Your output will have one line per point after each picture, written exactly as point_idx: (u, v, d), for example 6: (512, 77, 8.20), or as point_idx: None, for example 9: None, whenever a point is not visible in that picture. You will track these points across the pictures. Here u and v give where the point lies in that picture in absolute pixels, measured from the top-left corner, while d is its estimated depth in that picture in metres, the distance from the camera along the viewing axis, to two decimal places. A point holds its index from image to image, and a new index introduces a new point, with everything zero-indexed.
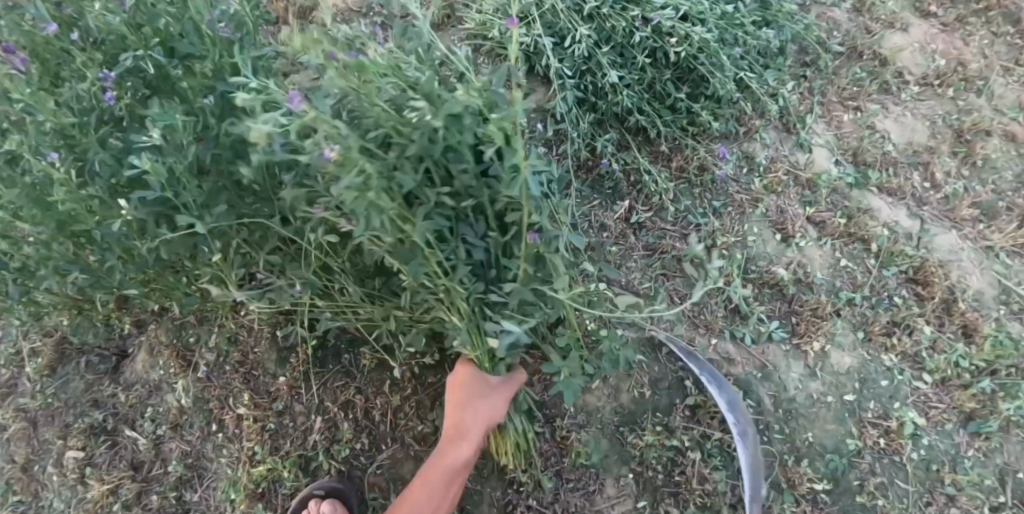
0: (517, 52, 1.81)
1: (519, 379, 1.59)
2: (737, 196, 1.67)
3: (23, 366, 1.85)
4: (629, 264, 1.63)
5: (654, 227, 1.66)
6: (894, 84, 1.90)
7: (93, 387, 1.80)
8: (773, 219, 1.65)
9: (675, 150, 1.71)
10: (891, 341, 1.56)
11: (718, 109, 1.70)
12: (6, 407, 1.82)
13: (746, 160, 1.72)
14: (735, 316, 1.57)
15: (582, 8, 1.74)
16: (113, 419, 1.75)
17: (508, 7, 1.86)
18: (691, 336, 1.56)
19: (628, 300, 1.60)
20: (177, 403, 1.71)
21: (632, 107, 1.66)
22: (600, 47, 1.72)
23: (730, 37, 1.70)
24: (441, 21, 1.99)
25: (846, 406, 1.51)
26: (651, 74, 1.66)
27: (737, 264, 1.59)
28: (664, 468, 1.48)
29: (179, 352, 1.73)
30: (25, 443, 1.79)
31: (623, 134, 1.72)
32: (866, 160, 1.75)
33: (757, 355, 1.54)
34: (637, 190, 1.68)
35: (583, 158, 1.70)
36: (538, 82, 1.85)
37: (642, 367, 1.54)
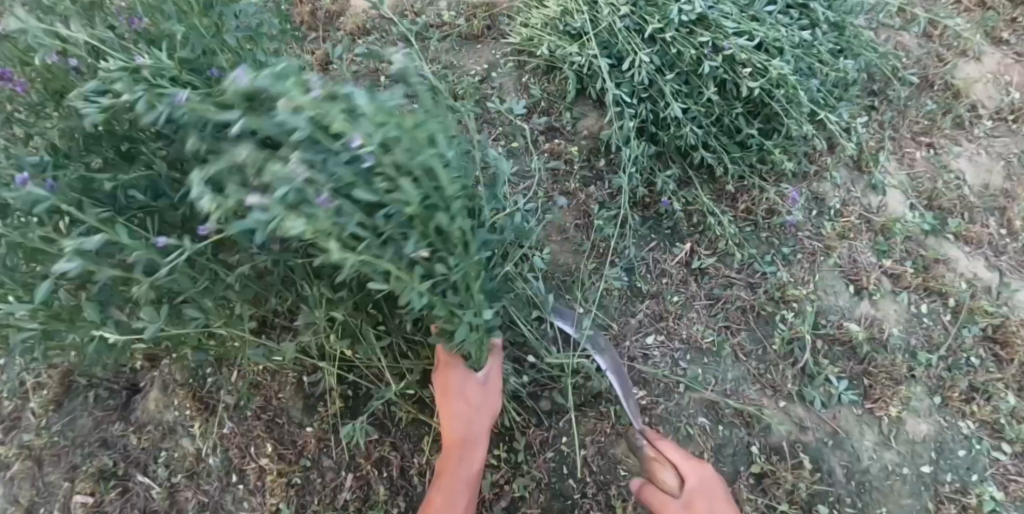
0: (568, 73, 1.67)
1: (571, 440, 1.43)
2: (808, 243, 1.55)
3: (26, 399, 1.71)
4: (690, 314, 1.50)
5: (718, 274, 1.53)
6: (968, 118, 1.76)
7: (102, 425, 1.67)
8: (845, 269, 1.53)
9: (741, 190, 1.59)
10: (970, 408, 1.45)
11: (790, 147, 1.57)
12: (8, 444, 1.68)
13: (815, 202, 1.60)
14: (804, 377, 1.45)
15: (644, 29, 1.61)
16: (124, 462, 1.62)
17: (559, 22, 1.72)
18: (759, 399, 1.44)
19: (689, 356, 1.47)
20: (194, 450, 1.58)
21: (696, 142, 1.54)
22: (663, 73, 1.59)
23: (804, 66, 1.57)
24: (480, 32, 1.84)
25: (923, 479, 1.40)
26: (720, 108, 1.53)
27: (809, 320, 1.47)
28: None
29: (195, 393, 1.60)
30: (28, 483, 1.65)
31: (685, 169, 1.59)
32: (942, 205, 1.63)
33: (828, 420, 1.43)
34: (699, 232, 1.56)
35: (640, 194, 1.57)
36: (590, 106, 1.71)
37: (706, 432, 1.41)
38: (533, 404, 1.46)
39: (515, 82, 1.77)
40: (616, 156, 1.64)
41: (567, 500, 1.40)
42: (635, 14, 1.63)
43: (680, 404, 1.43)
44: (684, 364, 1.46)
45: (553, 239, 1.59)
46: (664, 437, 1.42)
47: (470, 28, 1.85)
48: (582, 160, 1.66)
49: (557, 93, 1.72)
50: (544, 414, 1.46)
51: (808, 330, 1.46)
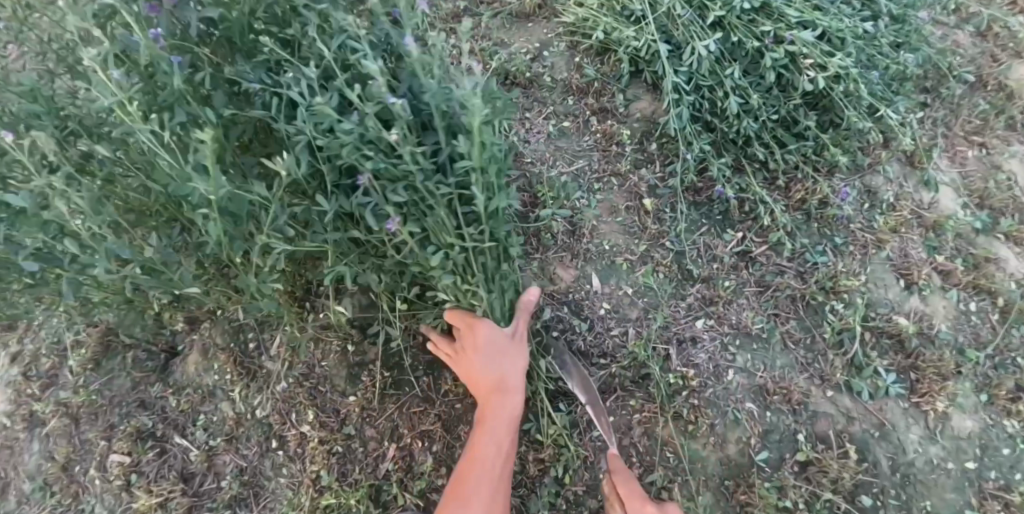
0: (622, 56, 1.66)
1: (617, 420, 1.43)
2: (859, 235, 1.54)
3: (64, 356, 1.71)
4: (740, 301, 1.50)
5: (768, 262, 1.53)
6: (1021, 121, 1.75)
7: (140, 386, 1.66)
8: (896, 263, 1.53)
9: (794, 181, 1.57)
10: (1016, 407, 1.45)
11: (845, 141, 1.55)
12: (46, 400, 1.68)
13: (868, 196, 1.58)
14: (851, 368, 1.45)
15: (705, 16, 1.59)
16: (161, 423, 1.62)
17: (616, 4, 1.70)
18: (806, 387, 1.44)
19: (737, 341, 1.47)
20: (234, 414, 1.58)
21: (752, 134, 1.53)
22: (724, 63, 1.57)
23: (865, 58, 1.55)
24: (532, 10, 1.82)
25: (967, 474, 1.40)
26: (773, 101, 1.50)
27: (859, 311, 1.46)
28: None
29: (236, 358, 1.60)
30: (65, 440, 1.65)
31: (738, 156, 1.58)
32: (994, 204, 1.62)
33: (874, 411, 1.43)
34: (751, 219, 1.55)
35: (692, 180, 1.57)
36: (645, 89, 1.69)
37: (753, 417, 1.41)
38: (581, 383, 1.45)
39: (566, 62, 1.75)
40: (668, 141, 1.63)
41: (612, 480, 1.40)
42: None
43: (728, 390, 1.43)
44: (732, 349, 1.46)
45: (604, 219, 1.58)
46: (711, 420, 1.41)
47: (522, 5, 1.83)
48: (635, 142, 1.65)
49: (611, 75, 1.70)
50: (592, 393, 1.45)
51: (858, 321, 1.45)
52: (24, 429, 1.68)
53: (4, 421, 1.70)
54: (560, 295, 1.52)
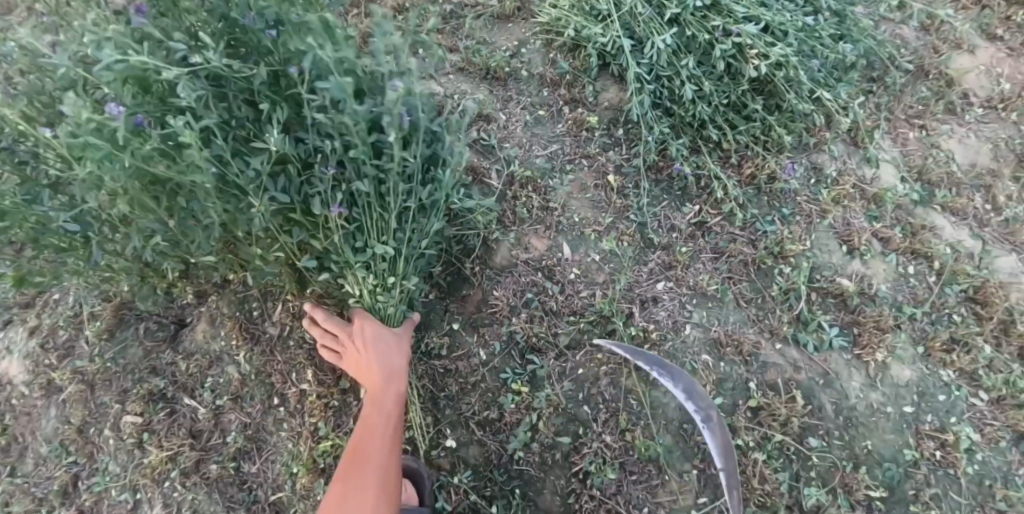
0: (591, 51, 1.82)
1: (586, 371, 1.58)
2: (806, 206, 1.68)
3: (80, 329, 1.85)
4: (697, 265, 1.65)
5: (722, 231, 1.68)
6: (960, 105, 1.86)
7: (151, 354, 1.80)
8: (839, 231, 1.67)
9: (746, 158, 1.72)
10: (950, 357, 1.59)
11: (790, 123, 1.70)
12: (63, 369, 1.83)
13: (814, 172, 1.73)
14: (798, 323, 1.60)
15: (664, 13, 1.75)
16: (171, 387, 1.77)
17: (585, 5, 1.86)
18: (757, 340, 1.58)
19: (695, 301, 1.62)
20: (239, 376, 1.73)
21: (706, 118, 1.69)
22: (680, 55, 1.73)
23: (807, 48, 1.70)
24: (511, 12, 2.00)
25: (905, 417, 1.54)
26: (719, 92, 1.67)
27: (804, 272, 1.61)
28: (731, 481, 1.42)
29: (241, 325, 1.76)
30: (81, 405, 1.79)
31: (695, 138, 1.73)
32: (931, 179, 1.75)
33: (819, 362, 1.57)
34: (707, 193, 1.71)
35: (654, 159, 1.73)
36: (612, 81, 1.85)
37: (709, 367, 1.56)
38: (554, 339, 1.61)
39: (542, 58, 1.92)
40: (633, 127, 1.79)
41: (581, 425, 1.54)
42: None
43: (686, 343, 1.58)
44: (690, 307, 1.61)
45: (575, 196, 1.74)
46: (670, 370, 1.56)
47: (502, 7, 2.00)
48: (603, 128, 1.81)
49: (581, 68, 1.86)
50: (564, 348, 1.60)
51: (803, 282, 1.60)
52: (42, 396, 1.83)
53: (25, 390, 1.85)
54: (534, 262, 1.68)
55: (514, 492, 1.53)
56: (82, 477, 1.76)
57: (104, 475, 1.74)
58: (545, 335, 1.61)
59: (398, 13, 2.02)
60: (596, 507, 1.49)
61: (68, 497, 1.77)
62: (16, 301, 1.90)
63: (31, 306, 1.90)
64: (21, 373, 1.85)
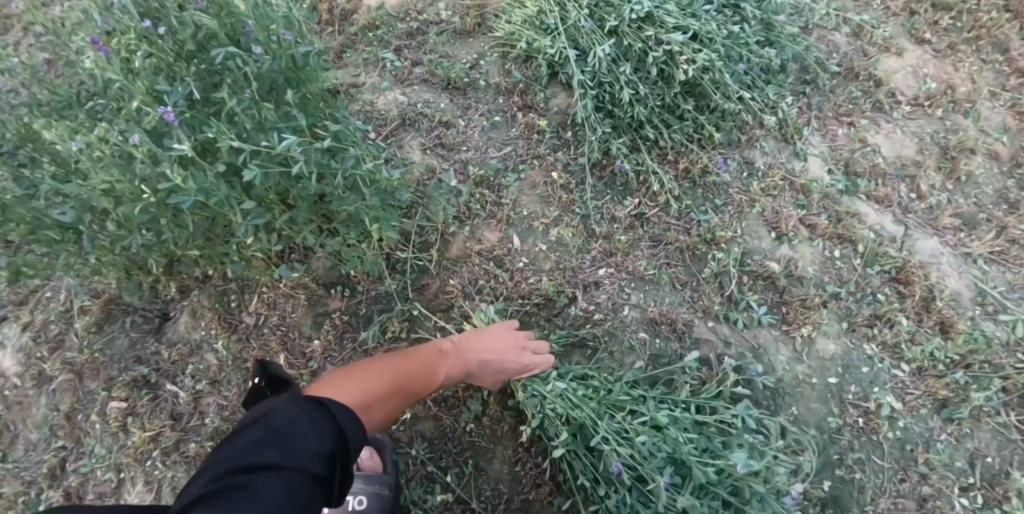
0: (541, 61, 1.98)
1: None
2: (736, 197, 1.82)
3: (71, 322, 2.01)
4: (636, 252, 1.78)
5: (660, 220, 1.81)
6: (887, 103, 2.00)
7: (137, 345, 1.96)
8: (768, 219, 1.80)
9: (681, 154, 1.86)
10: (872, 331, 1.70)
11: (721, 122, 1.85)
12: (54, 360, 1.98)
13: (746, 166, 1.87)
14: (730, 303, 1.73)
15: (604, 25, 1.91)
16: (154, 374, 1.91)
17: (536, 19, 2.02)
18: (690, 319, 1.71)
19: (632, 284, 1.75)
20: (217, 362, 1.87)
21: (643, 119, 1.84)
22: (619, 62, 1.88)
23: (734, 54, 1.85)
24: (472, 28, 2.16)
25: (830, 388, 1.65)
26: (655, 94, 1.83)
27: (734, 256, 1.75)
28: (637, 510, 1.46)
29: (220, 315, 1.91)
30: (71, 392, 1.94)
31: (635, 138, 1.88)
32: (856, 170, 1.88)
33: (749, 338, 1.69)
34: (645, 187, 1.85)
35: (597, 158, 1.87)
36: (561, 88, 2.01)
37: (646, 344, 1.70)
38: (504, 321, 1.75)
39: (499, 69, 2.08)
40: (579, 129, 1.94)
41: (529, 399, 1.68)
42: (598, 11, 1.92)
43: (623, 322, 1.71)
44: (628, 290, 1.74)
45: (525, 192, 1.89)
46: (610, 348, 1.70)
47: (463, 24, 2.17)
48: (553, 131, 1.97)
49: (533, 77, 2.03)
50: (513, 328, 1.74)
51: (732, 265, 1.74)
52: (34, 386, 1.97)
53: (18, 380, 1.99)
54: (486, 253, 1.82)
55: (468, 462, 1.66)
56: (69, 460, 1.90)
57: (91, 457, 1.88)
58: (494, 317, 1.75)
59: (368, 30, 2.20)
60: (543, 473, 1.63)
61: (56, 479, 1.90)
62: (13, 298, 2.06)
63: (28, 302, 2.06)
64: (15, 365, 2.00)
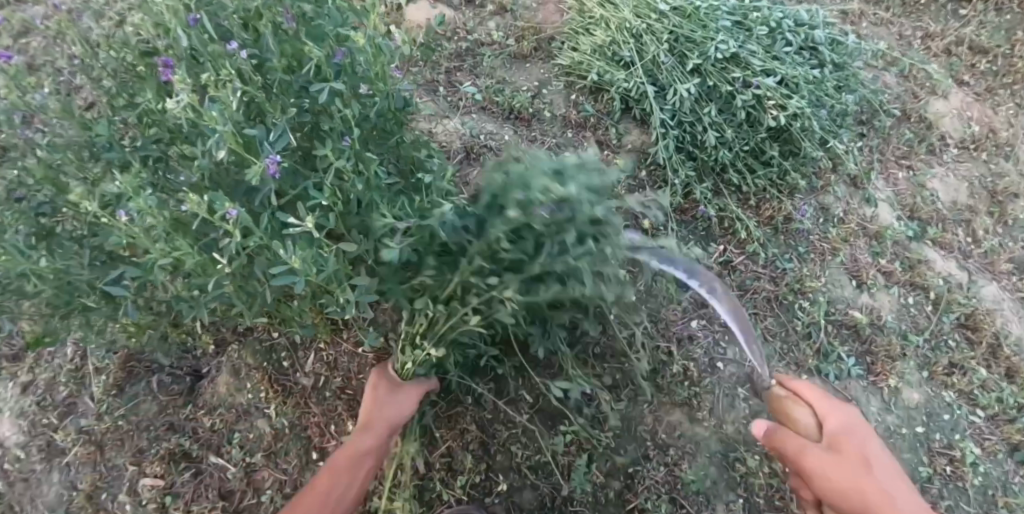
0: (615, 95, 1.89)
1: (632, 410, 1.65)
2: (818, 244, 1.81)
3: (84, 384, 1.73)
4: (727, 303, 1.74)
5: (747, 269, 1.78)
6: (939, 145, 2.06)
7: (167, 410, 1.71)
8: (849, 267, 1.81)
9: (762, 200, 1.83)
10: (950, 379, 1.75)
11: (803, 167, 1.82)
12: (66, 429, 1.69)
13: (822, 212, 1.85)
14: (821, 354, 1.72)
15: (685, 63, 1.83)
16: (190, 443, 1.68)
17: (609, 50, 1.92)
18: (786, 373, 1.70)
19: (727, 337, 1.71)
20: (272, 430, 1.67)
21: (728, 163, 1.79)
22: (703, 103, 1.81)
23: (817, 99, 1.80)
24: (528, 52, 2.04)
25: (918, 437, 1.68)
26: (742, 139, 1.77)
27: (822, 306, 1.74)
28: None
29: (270, 376, 1.70)
30: (91, 467, 1.67)
31: (716, 181, 1.83)
32: (921, 216, 1.92)
33: (841, 390, 1.70)
34: (729, 235, 1.81)
35: (679, 202, 1.81)
36: (633, 124, 1.92)
37: (745, 401, 1.66)
38: (598, 379, 1.67)
39: (563, 100, 1.98)
40: (657, 169, 1.87)
41: (631, 463, 1.61)
42: (679, 47, 1.85)
43: (724, 378, 1.67)
44: (724, 343, 1.70)
45: None
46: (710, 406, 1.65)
47: (519, 48, 2.05)
48: (628, 171, 1.88)
49: (604, 111, 1.94)
50: (606, 387, 1.67)
51: (821, 316, 1.73)
52: (42, 460, 1.68)
53: (17, 454, 1.69)
54: (572, 304, 1.72)
55: None
56: None
57: None
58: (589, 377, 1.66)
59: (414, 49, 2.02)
60: None
61: None
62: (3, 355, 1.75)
63: (25, 359, 1.76)
64: (13, 435, 1.70)
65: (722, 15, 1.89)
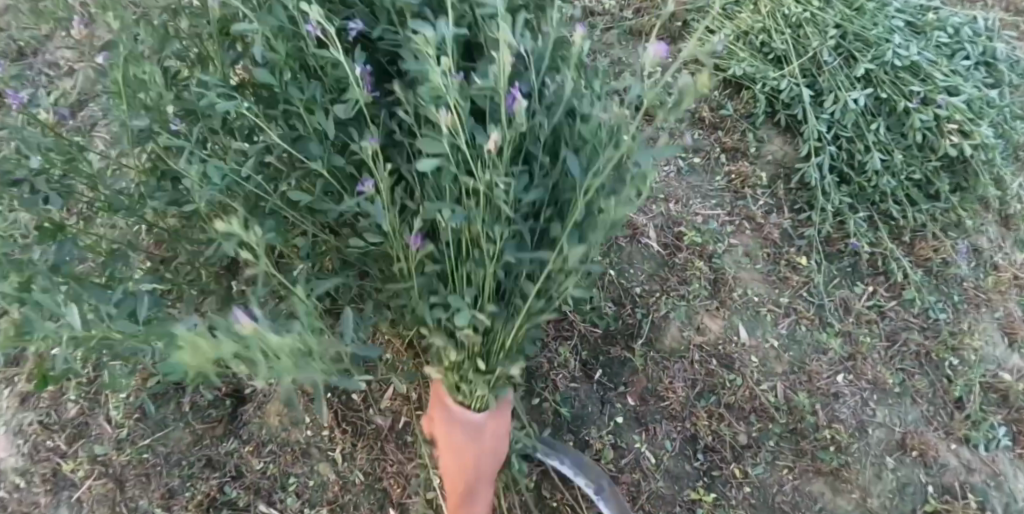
0: (760, 95, 1.61)
1: (772, 477, 1.40)
2: (972, 291, 1.60)
3: (99, 404, 1.46)
4: (875, 356, 1.51)
5: (897, 316, 1.55)
6: None
7: (204, 441, 1.44)
8: (1003, 322, 1.59)
9: (917, 239, 1.60)
10: None
11: (964, 203, 1.59)
12: (76, 456, 1.43)
13: (975, 254, 1.63)
14: (970, 422, 1.50)
15: (852, 67, 1.57)
16: (233, 486, 1.42)
17: (753, 39, 1.65)
18: (936, 441, 1.48)
19: (876, 396, 1.48)
20: (338, 478, 1.43)
21: (889, 192, 1.55)
22: (869, 117, 1.56)
23: (997, 126, 1.58)
24: (648, 29, 1.73)
25: None
26: (915, 166, 1.52)
27: (976, 366, 1.53)
28: None
29: (339, 413, 1.46)
30: (108, 506, 1.40)
31: (871, 212, 1.58)
32: None
33: (990, 463, 1.48)
34: (880, 274, 1.57)
35: (829, 231, 1.56)
36: (777, 131, 1.65)
37: (893, 471, 1.43)
38: (732, 435, 1.41)
39: (693, 91, 1.68)
40: (801, 188, 1.61)
41: None
42: (846, 46, 1.59)
43: (869, 443, 1.44)
44: (872, 403, 1.47)
45: (742, 260, 1.54)
46: (858, 477, 1.41)
47: (637, 24, 1.73)
48: (765, 185, 1.61)
49: (746, 112, 1.65)
50: (741, 447, 1.41)
51: (975, 377, 1.52)
52: (47, 492, 1.41)
53: (19, 482, 1.42)
54: (708, 347, 1.46)
55: None
56: None
57: None
58: (726, 434, 1.41)
59: None
60: None
61: None
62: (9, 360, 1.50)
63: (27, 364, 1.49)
64: (11, 458, 1.43)
65: (893, 13, 1.63)
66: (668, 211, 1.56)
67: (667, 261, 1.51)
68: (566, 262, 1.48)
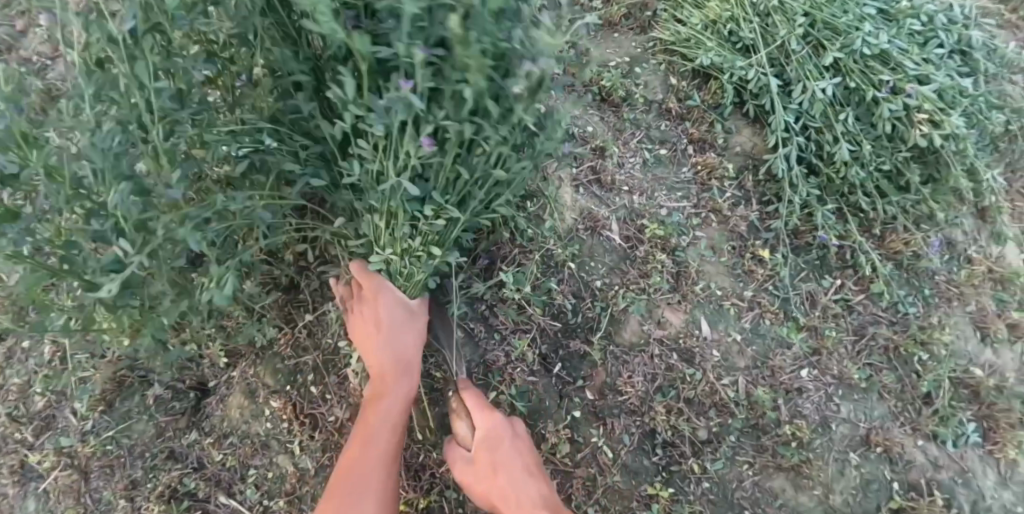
0: (727, 85, 1.58)
1: (730, 472, 1.39)
2: (943, 285, 1.57)
3: (63, 397, 1.46)
4: (841, 351, 1.49)
5: (866, 310, 1.52)
6: None
7: (167, 434, 1.45)
8: (975, 316, 1.56)
9: (887, 231, 1.57)
10: None
11: (935, 196, 1.54)
12: (43, 448, 1.44)
13: (947, 247, 1.60)
14: (938, 419, 1.47)
15: (821, 56, 1.53)
16: (194, 478, 1.43)
17: (722, 28, 1.62)
18: (901, 437, 1.45)
19: (841, 392, 1.46)
20: (297, 471, 1.43)
21: (859, 184, 1.51)
22: (837, 107, 1.53)
23: (971, 116, 1.54)
24: (617, 17, 1.70)
25: None
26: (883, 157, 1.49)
27: (945, 361, 1.49)
28: None
29: (296, 405, 1.44)
30: (73, 498, 1.42)
31: (841, 204, 1.55)
32: None
33: (956, 459, 1.46)
34: (849, 268, 1.54)
35: (796, 223, 1.53)
36: (745, 122, 1.62)
37: (855, 467, 1.41)
38: (691, 430, 1.39)
39: (661, 82, 1.65)
40: (769, 180, 1.58)
41: None
42: (816, 34, 1.55)
43: (832, 438, 1.42)
44: (837, 399, 1.45)
45: (707, 253, 1.52)
46: (818, 473, 1.40)
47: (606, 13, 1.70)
48: (732, 177, 1.58)
49: (713, 102, 1.63)
50: (700, 443, 1.39)
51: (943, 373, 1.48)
52: (14, 484, 1.43)
53: None
54: (669, 341, 1.45)
55: None
56: None
57: None
58: (685, 430, 1.39)
59: None
60: None
61: None
62: None
63: None
64: None
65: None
66: (632, 203, 1.53)
67: (629, 254, 1.49)
68: (524, 255, 1.46)
